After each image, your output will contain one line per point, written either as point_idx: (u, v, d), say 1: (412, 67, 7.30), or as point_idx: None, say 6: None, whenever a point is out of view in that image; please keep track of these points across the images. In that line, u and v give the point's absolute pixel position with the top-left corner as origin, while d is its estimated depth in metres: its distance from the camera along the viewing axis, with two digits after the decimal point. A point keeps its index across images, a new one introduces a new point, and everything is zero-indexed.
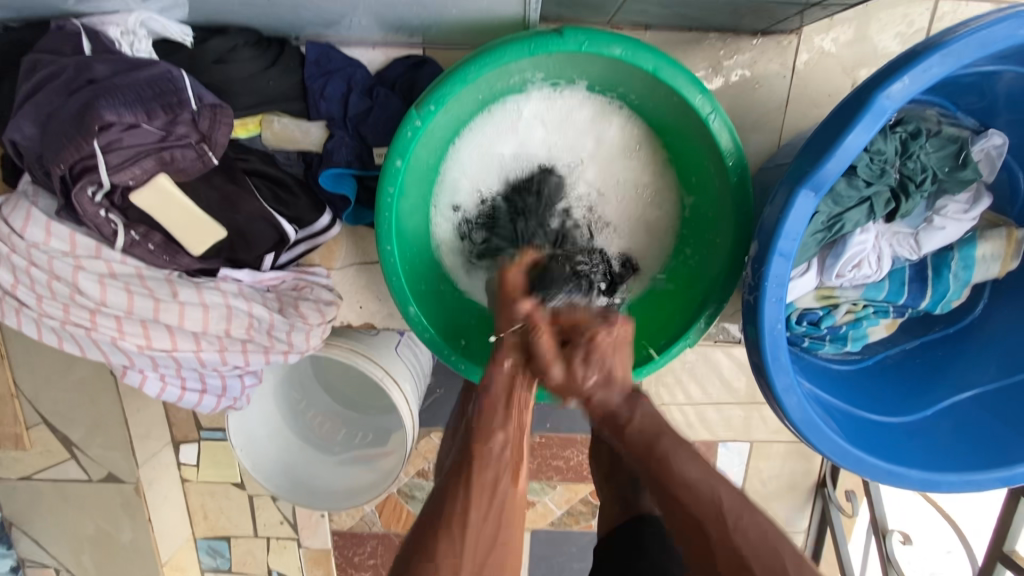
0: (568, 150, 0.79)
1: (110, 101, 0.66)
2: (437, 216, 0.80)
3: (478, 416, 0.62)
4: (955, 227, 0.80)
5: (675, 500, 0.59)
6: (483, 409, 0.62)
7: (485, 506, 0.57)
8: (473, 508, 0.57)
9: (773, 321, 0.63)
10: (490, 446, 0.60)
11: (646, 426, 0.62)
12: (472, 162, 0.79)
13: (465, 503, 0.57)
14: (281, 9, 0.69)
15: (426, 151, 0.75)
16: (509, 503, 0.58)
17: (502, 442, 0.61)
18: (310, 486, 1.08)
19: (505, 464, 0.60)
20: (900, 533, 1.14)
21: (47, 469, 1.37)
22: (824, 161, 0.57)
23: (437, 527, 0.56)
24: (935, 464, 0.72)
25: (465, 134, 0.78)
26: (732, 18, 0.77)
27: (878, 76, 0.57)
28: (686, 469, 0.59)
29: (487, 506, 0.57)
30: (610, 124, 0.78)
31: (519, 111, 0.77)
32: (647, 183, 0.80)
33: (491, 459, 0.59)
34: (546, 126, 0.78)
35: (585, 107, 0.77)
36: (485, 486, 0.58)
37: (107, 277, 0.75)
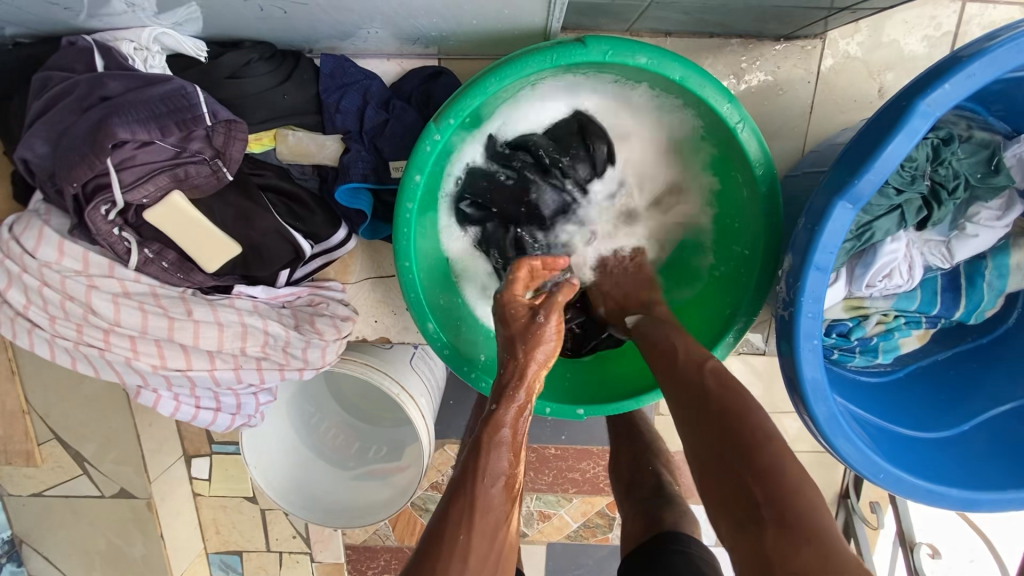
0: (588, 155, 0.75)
1: (124, 118, 0.64)
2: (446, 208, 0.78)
3: (483, 450, 0.61)
4: (989, 234, 0.78)
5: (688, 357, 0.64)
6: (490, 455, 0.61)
7: (484, 549, 0.58)
8: (473, 552, 0.57)
9: (809, 338, 0.61)
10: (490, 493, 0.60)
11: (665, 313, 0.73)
12: (496, 157, 0.76)
13: (465, 546, 0.57)
14: (296, 23, 0.68)
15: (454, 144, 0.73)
16: (505, 551, 0.60)
17: (500, 486, 0.61)
18: (326, 503, 1.05)
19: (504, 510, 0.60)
20: (928, 547, 1.10)
21: (59, 485, 1.35)
22: (863, 172, 0.55)
23: (436, 557, 0.56)
24: (974, 481, 0.69)
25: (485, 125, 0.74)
26: (756, 23, 0.75)
27: (918, 83, 0.55)
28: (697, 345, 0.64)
29: (489, 538, 0.59)
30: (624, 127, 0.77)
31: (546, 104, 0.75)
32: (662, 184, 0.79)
33: (491, 506, 0.60)
34: (566, 124, 0.75)
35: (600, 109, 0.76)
36: (483, 534, 0.58)
37: (121, 297, 0.73)
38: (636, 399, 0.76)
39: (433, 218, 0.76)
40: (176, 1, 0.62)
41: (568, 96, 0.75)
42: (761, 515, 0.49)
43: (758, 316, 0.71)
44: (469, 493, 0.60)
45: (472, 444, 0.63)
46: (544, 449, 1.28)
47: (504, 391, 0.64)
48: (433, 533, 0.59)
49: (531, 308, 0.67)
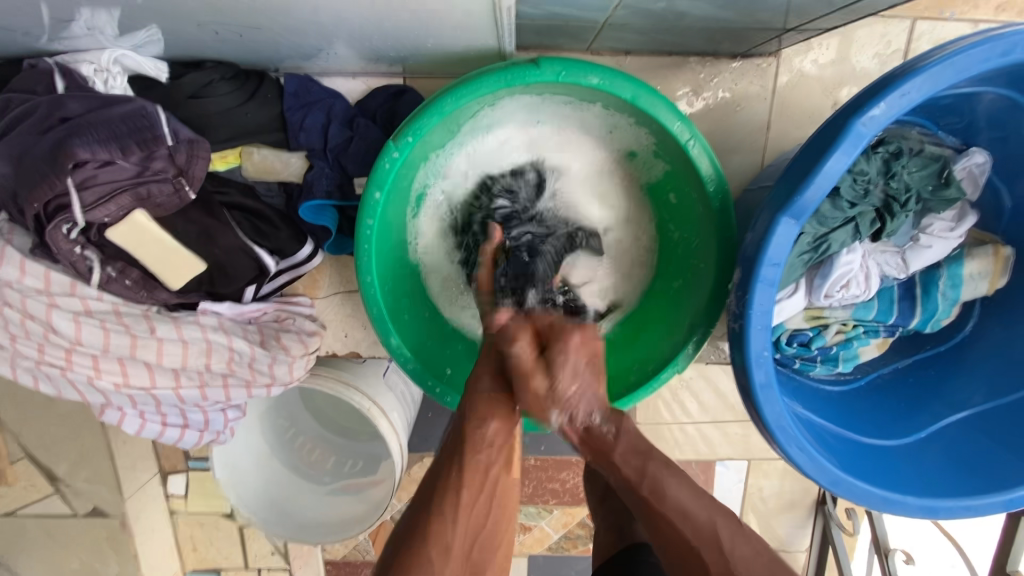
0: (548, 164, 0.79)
1: (84, 139, 0.65)
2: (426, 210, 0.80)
3: (467, 408, 0.65)
4: (942, 245, 0.80)
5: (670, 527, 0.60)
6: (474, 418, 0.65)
7: (478, 482, 0.63)
8: (464, 493, 0.62)
9: (760, 350, 0.62)
10: (481, 450, 0.64)
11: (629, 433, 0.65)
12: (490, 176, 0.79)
13: (457, 484, 0.62)
14: (256, 45, 0.69)
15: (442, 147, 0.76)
16: (501, 489, 0.65)
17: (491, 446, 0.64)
18: (298, 519, 1.05)
19: (496, 453, 0.64)
20: (902, 553, 1.11)
21: (32, 504, 1.33)
22: (805, 187, 0.56)
23: (431, 511, 0.60)
24: (929, 490, 0.70)
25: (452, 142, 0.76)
26: (710, 42, 0.77)
27: (855, 102, 0.57)
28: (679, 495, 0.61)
29: (479, 484, 0.63)
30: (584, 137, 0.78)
31: (510, 121, 0.77)
32: (628, 189, 0.81)
33: (482, 449, 0.64)
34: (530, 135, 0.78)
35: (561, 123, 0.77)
36: (473, 477, 0.63)
37: (82, 315, 0.73)
38: None
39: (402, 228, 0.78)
40: (134, 25, 0.63)
41: (531, 112, 0.76)
42: None
43: (715, 327, 0.72)
44: (459, 444, 0.64)
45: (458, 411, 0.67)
46: (523, 460, 1.28)
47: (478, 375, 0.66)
48: (431, 483, 0.63)
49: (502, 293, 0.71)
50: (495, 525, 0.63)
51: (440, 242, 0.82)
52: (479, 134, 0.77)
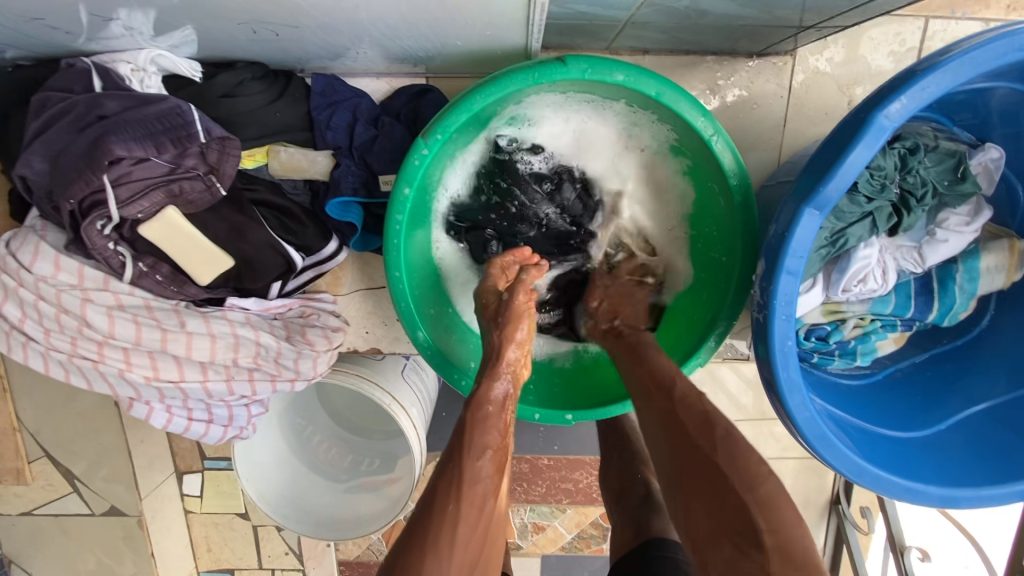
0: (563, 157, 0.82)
1: (121, 136, 0.66)
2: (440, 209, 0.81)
3: (470, 425, 0.64)
4: (958, 239, 0.81)
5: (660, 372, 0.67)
6: (478, 427, 0.64)
7: (474, 513, 0.60)
8: (462, 526, 0.59)
9: (785, 340, 0.63)
10: (478, 466, 0.62)
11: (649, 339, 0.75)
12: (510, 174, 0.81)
13: (454, 516, 0.59)
14: (287, 44, 0.70)
15: (465, 146, 0.78)
16: (493, 520, 0.62)
17: (488, 458, 0.63)
18: (318, 515, 1.05)
19: (492, 484, 0.63)
20: (917, 549, 1.11)
21: (49, 503, 1.34)
22: (828, 179, 0.57)
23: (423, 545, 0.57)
24: (951, 480, 0.71)
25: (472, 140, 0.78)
26: (729, 41, 0.79)
27: (876, 96, 0.58)
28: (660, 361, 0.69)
29: (476, 516, 0.60)
30: (600, 132, 0.79)
31: (528, 117, 0.78)
32: (641, 184, 0.82)
33: (480, 477, 0.62)
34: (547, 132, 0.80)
35: (578, 119, 0.79)
36: (472, 503, 0.61)
37: (115, 309, 0.75)
38: (622, 404, 0.77)
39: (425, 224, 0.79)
40: (172, 25, 0.65)
41: (549, 109, 0.78)
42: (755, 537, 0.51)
43: (737, 320, 0.73)
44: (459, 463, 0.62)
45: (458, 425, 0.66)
46: (537, 459, 1.28)
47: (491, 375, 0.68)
48: (424, 510, 0.60)
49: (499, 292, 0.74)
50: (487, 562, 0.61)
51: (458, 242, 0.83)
52: (497, 131, 0.79)
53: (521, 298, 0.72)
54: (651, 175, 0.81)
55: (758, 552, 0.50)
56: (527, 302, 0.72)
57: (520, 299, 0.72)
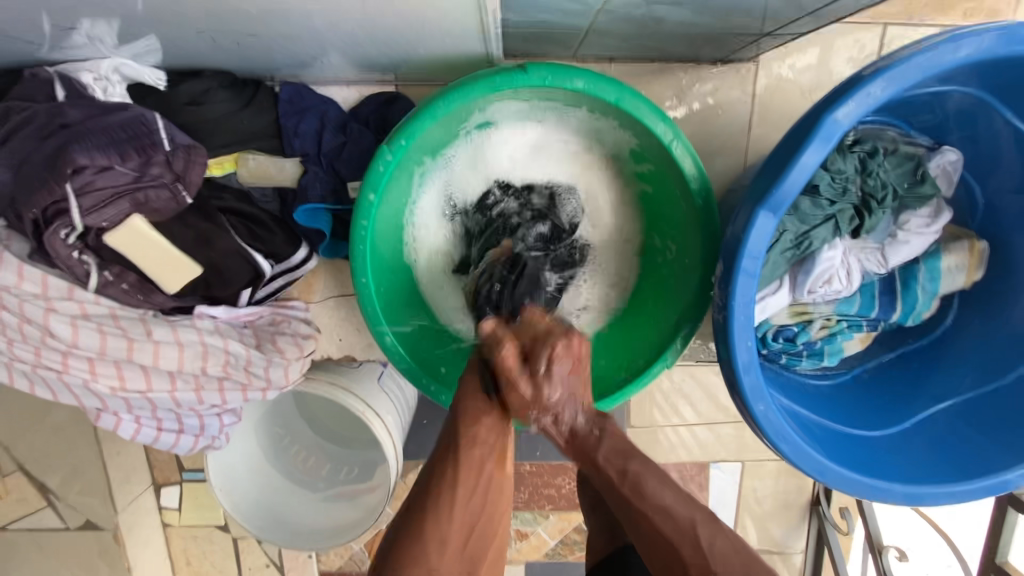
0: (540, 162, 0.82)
1: (84, 145, 0.67)
2: (431, 193, 0.81)
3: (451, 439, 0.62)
4: (919, 240, 0.82)
5: (657, 532, 0.59)
6: (469, 413, 0.62)
7: (471, 493, 0.59)
8: (461, 486, 0.59)
9: (744, 339, 0.64)
10: (479, 431, 0.61)
11: (611, 438, 0.63)
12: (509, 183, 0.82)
13: (451, 490, 0.59)
14: (251, 53, 0.71)
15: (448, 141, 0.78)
16: (495, 484, 0.61)
17: (486, 450, 0.61)
18: (293, 526, 1.05)
19: (493, 448, 0.62)
20: (895, 549, 1.14)
21: (22, 518, 1.32)
22: (782, 181, 0.59)
23: (422, 511, 0.58)
24: (916, 478, 0.72)
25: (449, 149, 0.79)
26: (691, 48, 0.80)
27: (825, 100, 0.59)
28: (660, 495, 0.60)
29: (475, 485, 0.60)
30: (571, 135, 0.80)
31: (501, 122, 0.79)
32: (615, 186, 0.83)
33: (480, 444, 0.61)
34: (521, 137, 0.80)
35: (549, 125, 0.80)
36: (470, 473, 0.60)
37: (79, 318, 0.74)
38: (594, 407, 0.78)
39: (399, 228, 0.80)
40: (134, 34, 0.65)
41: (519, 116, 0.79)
42: None
43: (701, 323, 0.75)
44: (455, 434, 0.62)
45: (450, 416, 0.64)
46: (518, 466, 1.28)
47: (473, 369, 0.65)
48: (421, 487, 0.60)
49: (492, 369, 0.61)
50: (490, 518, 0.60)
51: (435, 244, 0.84)
52: (471, 137, 0.79)
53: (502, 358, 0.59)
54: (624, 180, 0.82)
55: None
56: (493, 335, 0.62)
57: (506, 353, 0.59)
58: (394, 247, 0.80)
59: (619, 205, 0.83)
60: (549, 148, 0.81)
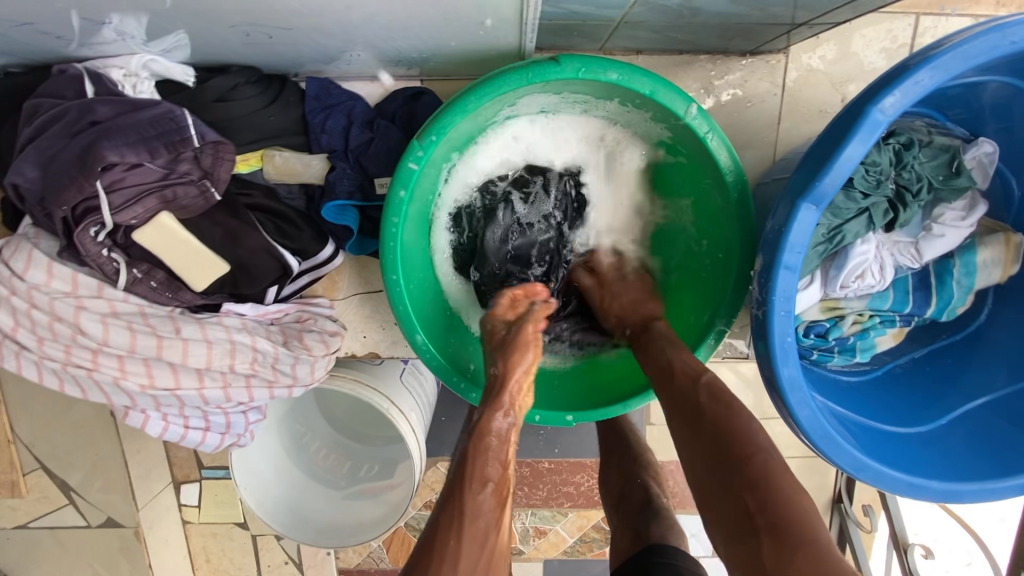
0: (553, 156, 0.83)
1: (113, 142, 0.66)
2: (449, 189, 0.80)
3: (472, 457, 0.66)
4: (955, 234, 0.80)
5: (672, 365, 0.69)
6: (479, 462, 0.66)
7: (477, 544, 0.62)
8: (462, 560, 0.60)
9: (784, 334, 0.63)
10: (479, 499, 0.64)
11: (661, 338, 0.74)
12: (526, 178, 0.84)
13: (457, 540, 0.61)
14: (279, 48, 0.70)
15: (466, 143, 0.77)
16: (495, 552, 0.63)
17: (488, 492, 0.65)
18: (317, 524, 1.04)
19: (493, 515, 0.64)
20: (922, 548, 1.11)
21: (44, 516, 1.33)
22: (823, 174, 0.58)
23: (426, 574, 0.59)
24: (955, 475, 0.71)
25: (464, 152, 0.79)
26: (722, 39, 0.79)
27: (868, 91, 0.58)
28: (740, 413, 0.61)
29: (476, 552, 0.61)
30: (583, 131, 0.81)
31: (515, 119, 0.79)
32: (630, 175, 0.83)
33: (481, 512, 0.64)
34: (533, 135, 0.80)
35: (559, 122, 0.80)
36: (473, 537, 0.62)
37: (109, 316, 0.74)
38: (623, 404, 0.77)
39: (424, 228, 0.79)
40: (164, 29, 0.65)
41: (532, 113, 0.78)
42: (759, 529, 0.53)
43: (737, 317, 0.73)
44: (456, 501, 0.64)
45: (460, 456, 0.68)
46: (537, 463, 1.27)
47: (490, 405, 0.69)
48: (426, 543, 0.62)
49: (508, 325, 0.76)
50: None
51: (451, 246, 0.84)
52: (485, 137, 0.79)
53: (530, 330, 0.74)
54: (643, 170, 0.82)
55: (753, 536, 0.53)
56: (532, 334, 0.74)
57: (528, 332, 0.74)
58: (422, 249, 0.79)
59: (639, 196, 0.84)
60: (562, 142, 0.81)
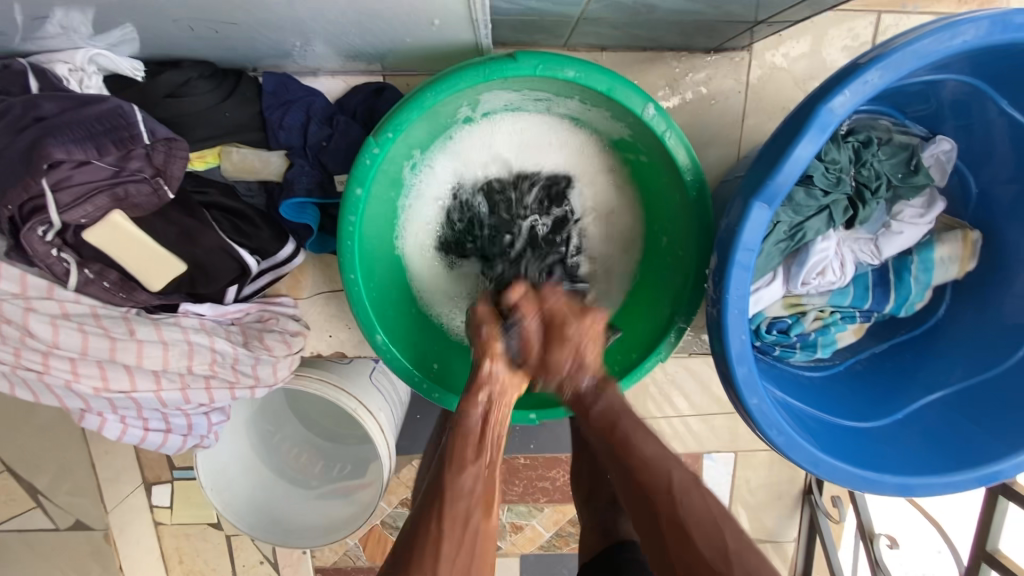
0: (532, 156, 0.80)
1: (58, 138, 0.64)
2: (419, 187, 0.80)
3: (451, 444, 0.66)
4: (913, 231, 0.82)
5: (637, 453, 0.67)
6: (459, 440, 0.66)
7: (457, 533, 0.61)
8: (445, 542, 0.60)
9: (739, 332, 0.63)
10: (462, 481, 0.63)
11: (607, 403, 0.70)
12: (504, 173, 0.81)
13: (437, 537, 0.60)
14: (231, 43, 0.69)
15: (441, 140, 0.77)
16: (481, 537, 0.62)
17: (471, 476, 0.64)
18: (288, 524, 1.03)
19: (476, 500, 0.63)
20: (887, 538, 1.16)
21: (12, 519, 1.30)
22: (776, 172, 0.58)
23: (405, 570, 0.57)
24: (910, 469, 0.72)
25: (438, 148, 0.78)
26: (684, 37, 0.79)
27: (821, 89, 0.58)
28: (644, 447, 0.67)
29: (460, 536, 0.61)
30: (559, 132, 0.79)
31: (490, 118, 0.78)
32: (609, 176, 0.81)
33: (462, 494, 0.63)
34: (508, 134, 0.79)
35: (535, 122, 0.79)
36: (457, 519, 0.61)
37: (59, 318, 0.72)
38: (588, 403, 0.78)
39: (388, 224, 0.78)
40: (109, 23, 0.63)
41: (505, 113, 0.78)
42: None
43: (695, 316, 0.74)
44: (439, 490, 0.63)
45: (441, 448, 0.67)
46: (513, 459, 1.27)
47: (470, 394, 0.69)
48: (409, 536, 0.61)
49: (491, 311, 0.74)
50: (480, 573, 0.61)
51: (423, 243, 0.83)
52: (459, 133, 0.78)
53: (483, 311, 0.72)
54: (620, 175, 0.81)
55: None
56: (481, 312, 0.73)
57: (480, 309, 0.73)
58: (387, 244, 0.79)
59: (621, 200, 0.82)
60: (538, 142, 0.80)
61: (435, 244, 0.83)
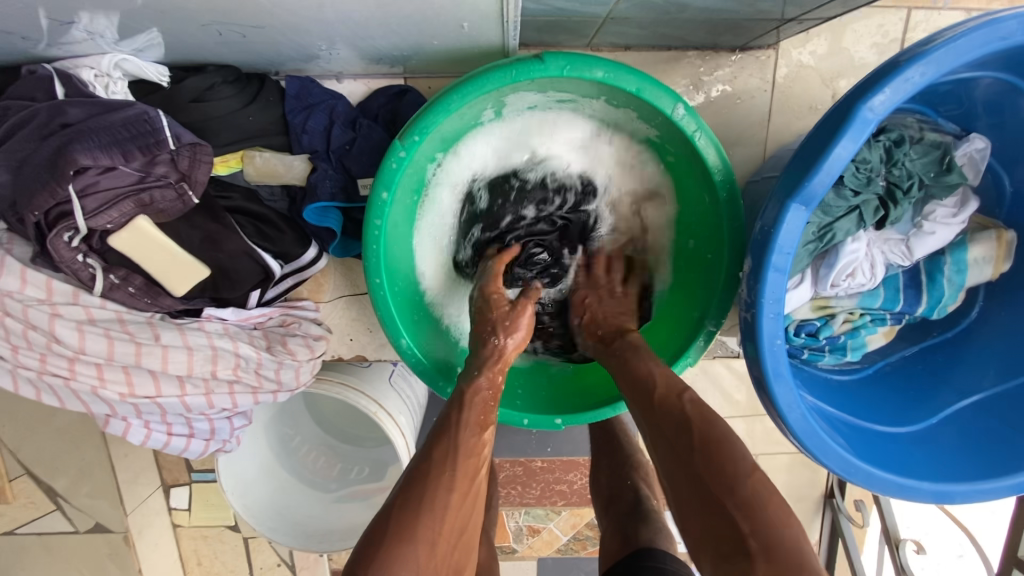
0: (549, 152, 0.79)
1: (85, 144, 0.63)
2: (438, 189, 0.78)
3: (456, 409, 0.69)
4: (945, 231, 0.80)
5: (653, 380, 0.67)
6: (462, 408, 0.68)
7: (443, 504, 0.61)
8: (455, 493, 0.62)
9: (773, 337, 0.62)
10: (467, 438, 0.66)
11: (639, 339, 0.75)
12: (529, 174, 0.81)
13: (449, 487, 0.62)
14: (256, 47, 0.68)
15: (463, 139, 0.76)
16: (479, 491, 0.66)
17: (474, 433, 0.67)
18: (307, 528, 1.03)
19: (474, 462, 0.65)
20: (914, 543, 1.12)
21: (32, 521, 1.31)
22: (813, 174, 0.56)
23: (415, 510, 0.59)
24: (944, 475, 0.70)
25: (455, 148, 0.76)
26: (710, 35, 0.78)
27: (858, 88, 0.57)
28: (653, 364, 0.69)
29: (467, 489, 0.64)
30: (578, 127, 0.78)
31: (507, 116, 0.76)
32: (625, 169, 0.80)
33: (464, 449, 0.66)
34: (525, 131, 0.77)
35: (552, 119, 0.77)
36: (464, 479, 0.64)
37: (85, 323, 0.73)
38: (612, 407, 0.77)
39: (410, 228, 0.77)
40: (136, 29, 0.63)
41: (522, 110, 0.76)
42: (748, 547, 0.51)
43: (725, 321, 0.73)
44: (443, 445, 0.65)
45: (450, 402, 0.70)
46: (530, 462, 1.26)
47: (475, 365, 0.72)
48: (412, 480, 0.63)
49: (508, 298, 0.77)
50: (475, 526, 0.64)
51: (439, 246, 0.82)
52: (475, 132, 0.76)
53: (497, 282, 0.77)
54: (642, 175, 0.80)
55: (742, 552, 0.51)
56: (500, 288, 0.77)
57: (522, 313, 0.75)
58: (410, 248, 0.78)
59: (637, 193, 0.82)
60: (556, 139, 0.78)
61: (448, 243, 0.82)
